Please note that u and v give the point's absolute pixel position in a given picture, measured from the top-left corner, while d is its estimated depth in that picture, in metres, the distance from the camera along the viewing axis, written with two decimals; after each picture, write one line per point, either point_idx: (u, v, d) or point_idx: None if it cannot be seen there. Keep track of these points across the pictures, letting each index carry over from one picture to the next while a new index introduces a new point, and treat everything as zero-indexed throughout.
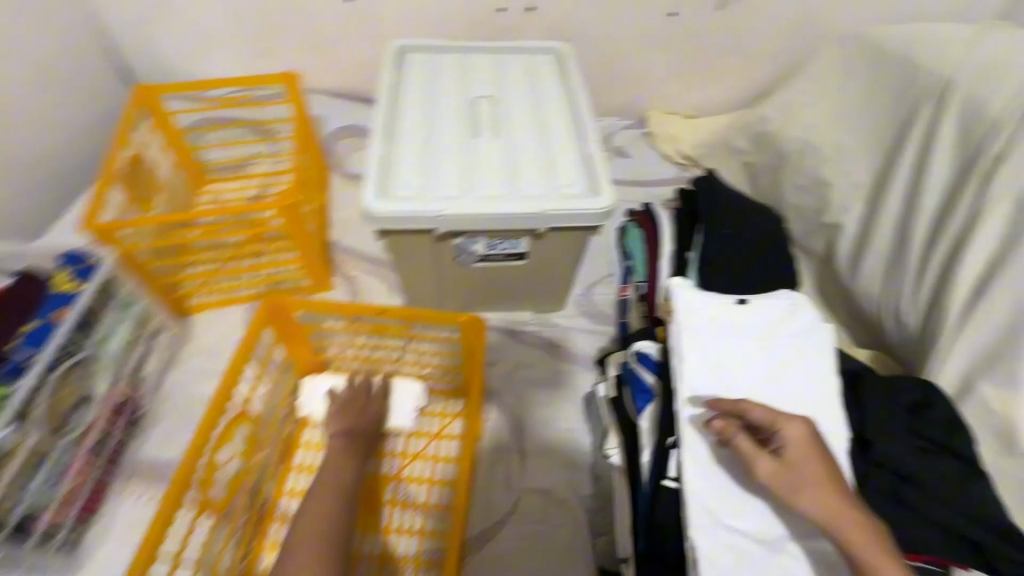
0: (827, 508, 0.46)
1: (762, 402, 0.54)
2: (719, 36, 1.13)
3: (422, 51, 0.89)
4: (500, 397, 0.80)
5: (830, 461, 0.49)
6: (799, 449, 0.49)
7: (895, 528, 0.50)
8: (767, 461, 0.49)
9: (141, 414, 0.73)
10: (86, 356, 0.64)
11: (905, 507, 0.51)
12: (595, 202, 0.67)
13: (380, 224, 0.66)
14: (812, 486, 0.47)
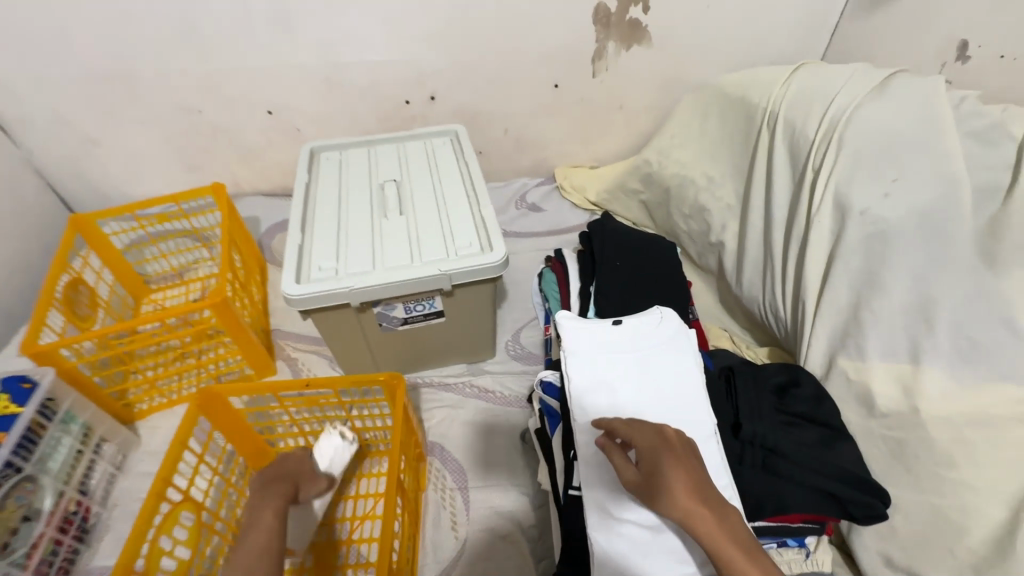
0: (680, 511, 0.48)
1: (639, 408, 0.61)
2: (600, 98, 1.30)
3: (332, 149, 1.00)
4: (442, 449, 0.86)
5: (690, 468, 0.51)
6: (650, 460, 0.52)
7: (769, 496, 0.57)
8: (632, 474, 0.53)
9: (90, 523, 0.76)
10: (29, 472, 0.67)
11: (777, 476, 0.57)
12: (490, 258, 0.77)
13: (300, 305, 0.73)
14: (666, 494, 0.49)
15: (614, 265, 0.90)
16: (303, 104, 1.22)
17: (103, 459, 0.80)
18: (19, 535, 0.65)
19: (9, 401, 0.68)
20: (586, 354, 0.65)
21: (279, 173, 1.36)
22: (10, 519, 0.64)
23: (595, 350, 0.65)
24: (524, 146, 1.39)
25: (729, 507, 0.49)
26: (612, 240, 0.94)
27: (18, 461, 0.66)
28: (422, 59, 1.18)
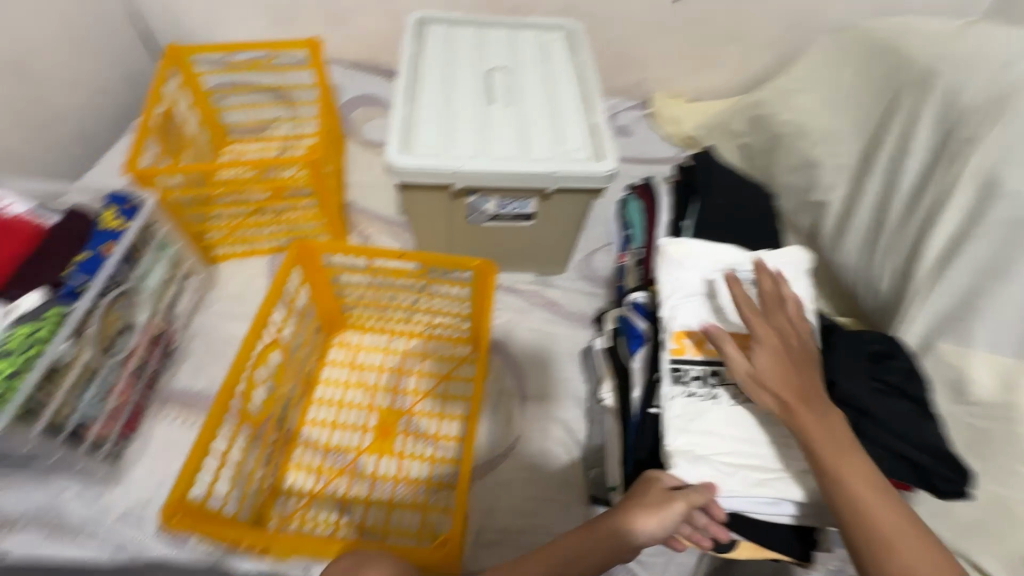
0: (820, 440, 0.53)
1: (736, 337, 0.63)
2: (719, 24, 1.19)
3: (440, 23, 0.94)
4: (504, 348, 0.87)
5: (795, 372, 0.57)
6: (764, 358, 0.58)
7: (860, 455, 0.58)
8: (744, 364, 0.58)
9: (173, 347, 0.79)
10: (130, 287, 0.70)
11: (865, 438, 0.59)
12: (600, 167, 0.73)
13: (401, 177, 0.71)
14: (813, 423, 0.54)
15: (715, 203, 0.86)
16: None
17: (187, 292, 0.83)
18: (118, 342, 0.69)
19: (116, 216, 0.69)
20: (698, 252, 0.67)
21: (365, 44, 1.29)
22: (111, 326, 0.67)
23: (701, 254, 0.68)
24: (624, 64, 1.29)
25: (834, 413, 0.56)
26: (716, 179, 0.89)
27: (122, 275, 0.69)
28: None
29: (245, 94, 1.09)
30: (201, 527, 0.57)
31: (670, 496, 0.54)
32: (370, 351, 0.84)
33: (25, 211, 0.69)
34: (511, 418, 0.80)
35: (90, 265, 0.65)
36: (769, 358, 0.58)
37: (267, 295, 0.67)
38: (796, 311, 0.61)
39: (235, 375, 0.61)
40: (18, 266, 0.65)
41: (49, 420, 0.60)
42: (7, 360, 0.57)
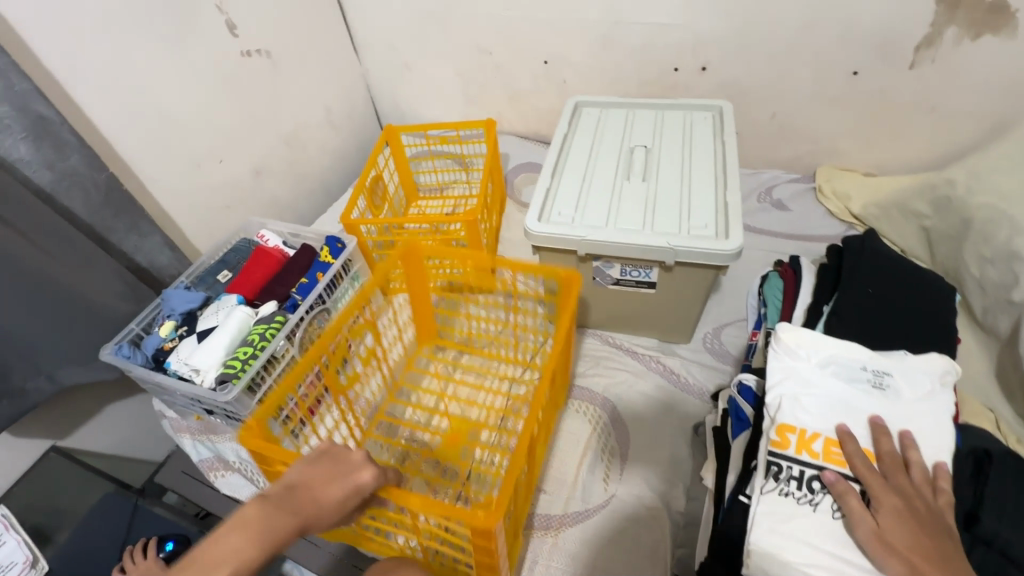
0: None
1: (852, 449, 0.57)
2: (906, 93, 1.09)
3: (594, 105, 1.06)
4: (613, 407, 0.90)
5: (926, 538, 0.50)
6: (889, 516, 0.51)
7: None
8: (868, 524, 0.51)
9: None
10: (327, 306, 0.93)
11: None
12: (724, 245, 0.75)
13: (535, 240, 0.82)
14: None
15: (863, 290, 0.79)
16: (576, 58, 1.30)
17: None
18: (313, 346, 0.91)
19: (329, 253, 0.94)
20: (820, 336, 0.62)
21: (537, 120, 1.49)
22: (311, 333, 0.90)
23: (822, 342, 0.62)
24: (788, 138, 1.25)
25: None
26: (869, 264, 0.81)
27: (324, 296, 0.92)
28: (703, 25, 1.15)
29: (435, 162, 1.35)
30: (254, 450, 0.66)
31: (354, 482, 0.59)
32: (468, 365, 1.00)
33: (278, 246, 0.99)
34: (608, 479, 0.82)
35: (305, 288, 0.90)
36: (893, 521, 0.51)
37: (370, 280, 0.88)
38: (927, 478, 0.54)
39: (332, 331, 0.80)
40: (267, 280, 0.93)
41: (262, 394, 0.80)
42: (251, 345, 0.79)
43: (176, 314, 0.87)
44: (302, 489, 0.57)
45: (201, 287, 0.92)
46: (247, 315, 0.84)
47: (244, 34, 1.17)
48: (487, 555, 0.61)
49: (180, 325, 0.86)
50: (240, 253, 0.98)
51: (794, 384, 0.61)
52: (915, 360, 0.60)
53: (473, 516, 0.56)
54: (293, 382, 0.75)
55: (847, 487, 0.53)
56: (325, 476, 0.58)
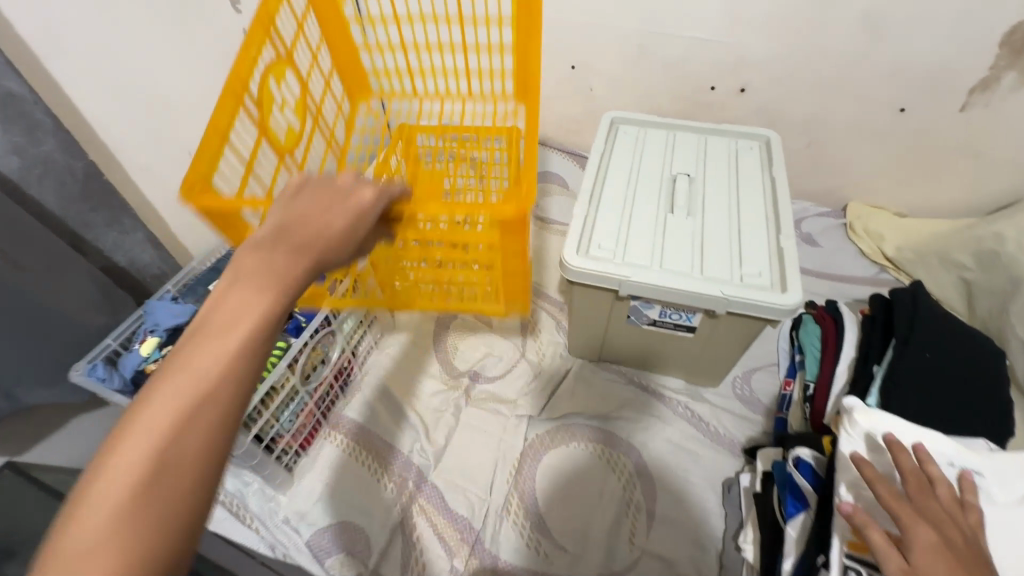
0: None
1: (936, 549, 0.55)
2: (953, 136, 1.04)
3: (632, 123, 0.98)
4: (639, 457, 0.84)
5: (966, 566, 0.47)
6: (923, 549, 0.48)
7: None
8: (897, 560, 0.49)
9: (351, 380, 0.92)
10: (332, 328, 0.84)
11: None
12: (781, 299, 0.69)
13: (572, 274, 0.75)
14: None
15: (920, 355, 0.73)
16: (607, 66, 1.21)
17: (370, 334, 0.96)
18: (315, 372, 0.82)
19: None
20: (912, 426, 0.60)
21: (555, 126, 1.40)
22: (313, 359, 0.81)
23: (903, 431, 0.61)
24: (822, 170, 1.20)
25: None
26: (924, 325, 0.75)
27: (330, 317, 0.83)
28: (750, 45, 1.07)
29: None
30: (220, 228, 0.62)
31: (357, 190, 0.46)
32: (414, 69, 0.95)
33: None
34: (633, 537, 0.77)
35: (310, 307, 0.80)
36: (927, 554, 0.48)
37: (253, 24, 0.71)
38: (952, 497, 0.53)
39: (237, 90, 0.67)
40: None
41: (257, 429, 0.72)
42: None
43: (161, 330, 0.77)
44: (280, 232, 0.41)
45: (190, 298, 0.82)
46: None
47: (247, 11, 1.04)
48: (514, 261, 0.66)
49: (165, 344, 0.76)
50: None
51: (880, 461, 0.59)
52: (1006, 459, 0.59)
53: (496, 207, 0.56)
54: (223, 128, 0.65)
55: (866, 519, 0.52)
56: (311, 204, 0.43)
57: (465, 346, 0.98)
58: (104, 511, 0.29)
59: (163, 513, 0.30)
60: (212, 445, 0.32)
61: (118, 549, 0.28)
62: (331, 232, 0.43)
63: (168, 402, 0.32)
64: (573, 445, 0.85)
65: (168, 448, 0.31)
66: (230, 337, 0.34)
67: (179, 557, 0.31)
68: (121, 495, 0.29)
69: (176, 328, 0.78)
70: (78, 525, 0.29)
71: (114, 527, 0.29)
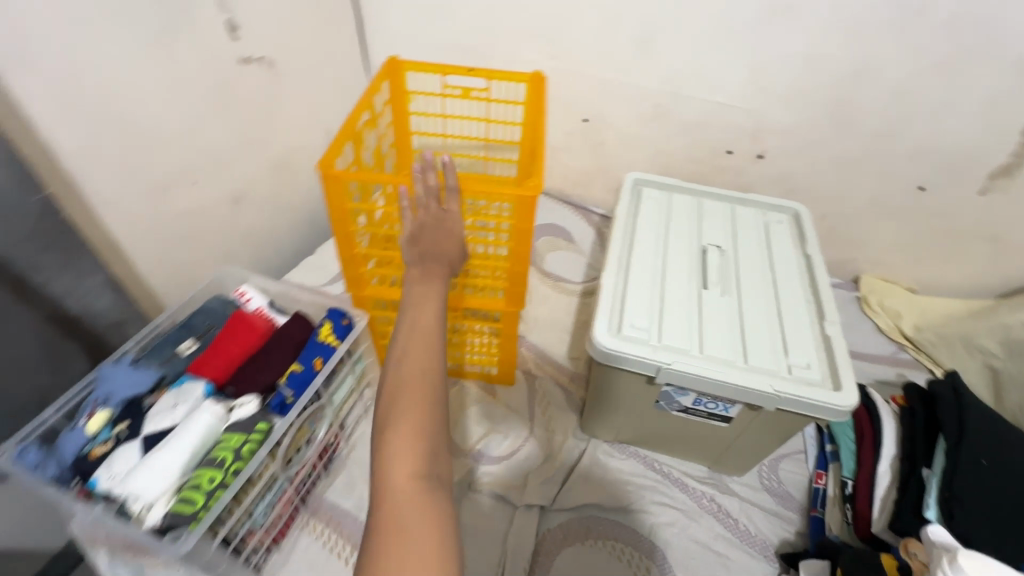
0: None
1: None
2: (967, 216, 1.04)
3: (655, 186, 0.93)
4: (664, 557, 0.74)
5: None
6: None
7: None
8: None
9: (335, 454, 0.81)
10: (322, 403, 0.73)
11: None
12: (834, 396, 0.63)
13: (603, 358, 0.67)
14: None
15: (977, 462, 0.66)
16: (622, 122, 1.18)
17: (361, 402, 0.84)
18: (298, 453, 0.70)
19: (331, 332, 0.73)
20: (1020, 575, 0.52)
21: (561, 177, 1.34)
22: (298, 440, 0.69)
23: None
24: (834, 240, 1.18)
25: None
26: (975, 426, 0.69)
27: (319, 391, 0.72)
28: (770, 114, 1.05)
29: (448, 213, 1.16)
30: (335, 201, 0.66)
31: (447, 216, 0.66)
32: (456, 142, 0.99)
33: (261, 309, 0.78)
34: None
35: (299, 381, 0.69)
36: None
37: (360, 99, 0.78)
38: None
39: (354, 124, 0.74)
40: (245, 361, 0.72)
41: (226, 532, 0.61)
42: (216, 470, 0.58)
43: (115, 401, 0.65)
44: (421, 256, 0.64)
45: (154, 360, 0.70)
46: (216, 420, 0.62)
47: (246, 39, 0.96)
48: (523, 244, 0.71)
49: (118, 420, 0.64)
50: (211, 316, 0.77)
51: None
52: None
53: (519, 195, 0.66)
54: (342, 141, 0.70)
55: None
56: (416, 241, 0.65)
57: (468, 420, 0.88)
58: (402, 415, 0.48)
59: (427, 416, 0.48)
60: (439, 374, 0.51)
61: (418, 431, 0.47)
62: (449, 259, 0.64)
63: (410, 361, 0.51)
64: (589, 544, 0.75)
65: (424, 376, 0.50)
66: (427, 352, 0.52)
67: (445, 442, 0.49)
68: (406, 450, 0.46)
69: (134, 398, 0.66)
70: (392, 432, 0.47)
71: (411, 418, 0.47)
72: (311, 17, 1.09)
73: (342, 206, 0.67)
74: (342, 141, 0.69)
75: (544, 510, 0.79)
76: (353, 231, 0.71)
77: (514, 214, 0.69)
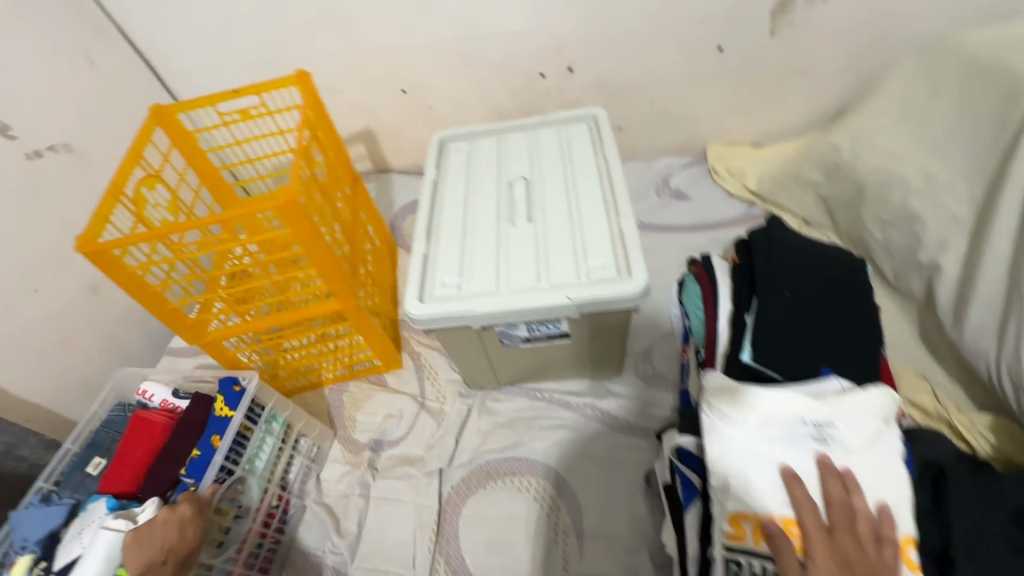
0: None
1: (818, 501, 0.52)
2: (774, 60, 1.06)
3: (461, 139, 0.94)
4: (558, 473, 0.81)
5: None
6: None
7: None
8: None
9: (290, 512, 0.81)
10: (239, 477, 0.72)
11: None
12: (625, 286, 0.67)
13: (422, 324, 0.70)
14: None
15: (780, 294, 0.72)
16: (436, 81, 1.17)
17: (299, 455, 0.84)
18: (232, 530, 0.71)
19: (224, 406, 0.72)
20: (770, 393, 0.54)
21: (411, 151, 1.34)
22: (221, 521, 0.69)
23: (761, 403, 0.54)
24: (673, 122, 1.20)
25: None
26: (779, 261, 0.75)
27: (228, 468, 0.71)
28: (562, 26, 1.05)
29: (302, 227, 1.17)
30: (113, 271, 0.67)
31: (176, 516, 0.62)
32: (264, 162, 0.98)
33: (163, 402, 0.80)
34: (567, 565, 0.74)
35: (198, 466, 0.69)
36: None
37: (122, 159, 0.76)
38: (872, 531, 0.50)
39: (120, 187, 0.73)
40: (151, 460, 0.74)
41: None
42: None
43: (33, 543, 0.67)
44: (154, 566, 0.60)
45: (67, 490, 0.74)
46: (115, 541, 0.62)
47: (29, 134, 0.92)
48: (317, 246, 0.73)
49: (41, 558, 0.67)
50: (114, 428, 0.81)
51: (746, 469, 0.54)
52: (859, 400, 0.54)
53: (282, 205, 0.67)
54: (106, 210, 0.70)
55: (784, 544, 0.50)
56: (145, 548, 0.60)
57: (365, 415, 0.93)
58: None
59: None
60: None
61: None
62: (188, 536, 0.62)
63: None
64: (492, 486, 0.81)
65: None
66: None
67: None
68: None
69: (51, 534, 0.68)
70: None
71: None
72: (96, 83, 1.04)
73: (125, 273, 0.68)
74: (105, 212, 0.69)
75: (444, 472, 0.84)
76: (155, 289, 0.73)
77: (292, 222, 0.70)
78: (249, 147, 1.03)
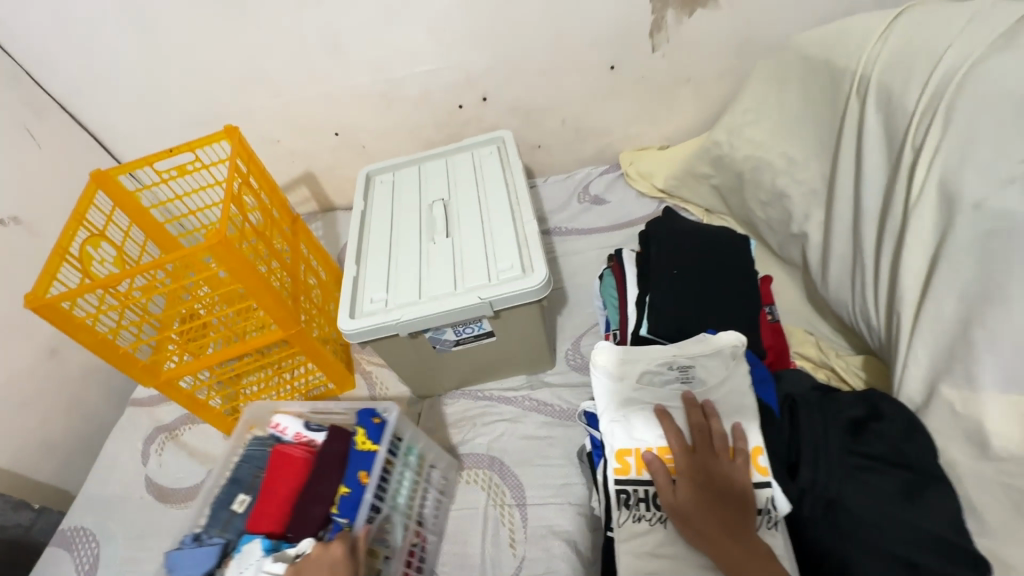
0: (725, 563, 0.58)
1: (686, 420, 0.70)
2: (661, 72, 1.19)
3: (385, 171, 1.03)
4: (500, 462, 0.88)
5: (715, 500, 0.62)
6: (682, 508, 0.62)
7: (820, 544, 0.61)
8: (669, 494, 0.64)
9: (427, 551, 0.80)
10: (386, 514, 0.73)
11: (837, 529, 0.60)
12: (528, 281, 0.76)
13: (355, 338, 0.78)
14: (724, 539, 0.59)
15: (670, 273, 0.82)
16: (364, 122, 1.27)
17: (433, 487, 0.83)
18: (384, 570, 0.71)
19: (366, 439, 0.73)
20: (636, 349, 0.74)
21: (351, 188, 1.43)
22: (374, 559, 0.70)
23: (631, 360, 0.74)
24: (584, 136, 1.32)
25: (740, 504, 0.61)
26: (669, 246, 0.85)
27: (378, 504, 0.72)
28: (469, 61, 1.16)
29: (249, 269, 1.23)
30: (62, 322, 0.73)
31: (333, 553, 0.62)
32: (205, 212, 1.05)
33: (298, 435, 0.80)
34: (514, 542, 0.80)
35: (350, 504, 0.70)
36: (686, 491, 0.63)
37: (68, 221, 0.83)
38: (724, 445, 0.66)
39: (65, 247, 0.80)
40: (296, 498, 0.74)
41: None
42: None
43: None
44: None
45: (215, 528, 0.74)
46: None
47: None
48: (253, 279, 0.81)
49: None
50: (254, 462, 0.79)
51: (630, 415, 0.71)
52: (699, 344, 0.73)
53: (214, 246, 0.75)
54: (52, 269, 0.76)
55: (659, 465, 0.65)
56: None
57: None
58: None
59: None
60: None
61: None
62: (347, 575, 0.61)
63: None
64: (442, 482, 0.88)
65: None
66: None
67: None
68: None
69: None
70: None
71: None
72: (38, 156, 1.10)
73: (74, 323, 0.74)
74: (50, 270, 0.75)
75: None
76: (105, 336, 0.78)
77: (226, 260, 0.78)
78: (190, 201, 1.10)
